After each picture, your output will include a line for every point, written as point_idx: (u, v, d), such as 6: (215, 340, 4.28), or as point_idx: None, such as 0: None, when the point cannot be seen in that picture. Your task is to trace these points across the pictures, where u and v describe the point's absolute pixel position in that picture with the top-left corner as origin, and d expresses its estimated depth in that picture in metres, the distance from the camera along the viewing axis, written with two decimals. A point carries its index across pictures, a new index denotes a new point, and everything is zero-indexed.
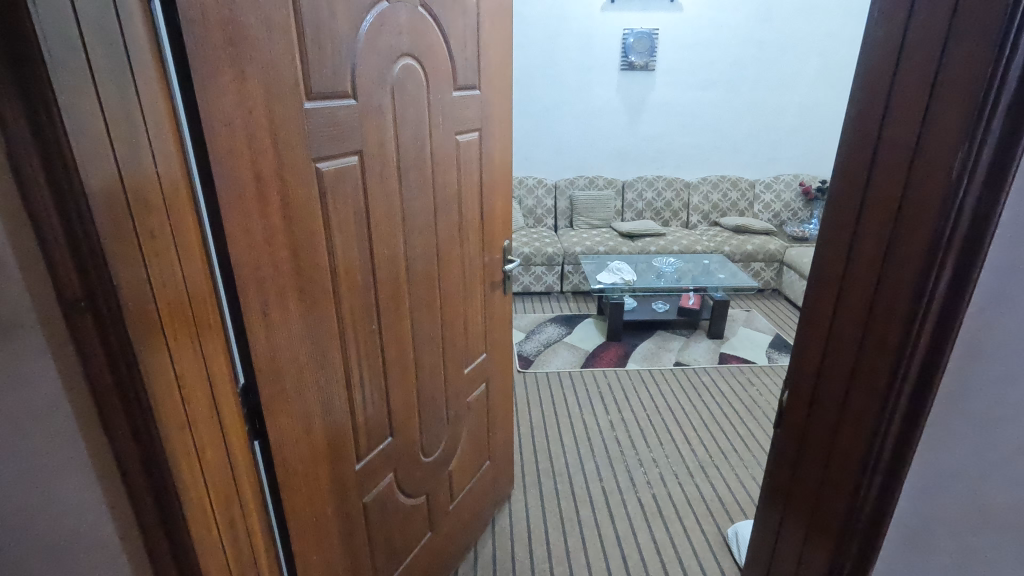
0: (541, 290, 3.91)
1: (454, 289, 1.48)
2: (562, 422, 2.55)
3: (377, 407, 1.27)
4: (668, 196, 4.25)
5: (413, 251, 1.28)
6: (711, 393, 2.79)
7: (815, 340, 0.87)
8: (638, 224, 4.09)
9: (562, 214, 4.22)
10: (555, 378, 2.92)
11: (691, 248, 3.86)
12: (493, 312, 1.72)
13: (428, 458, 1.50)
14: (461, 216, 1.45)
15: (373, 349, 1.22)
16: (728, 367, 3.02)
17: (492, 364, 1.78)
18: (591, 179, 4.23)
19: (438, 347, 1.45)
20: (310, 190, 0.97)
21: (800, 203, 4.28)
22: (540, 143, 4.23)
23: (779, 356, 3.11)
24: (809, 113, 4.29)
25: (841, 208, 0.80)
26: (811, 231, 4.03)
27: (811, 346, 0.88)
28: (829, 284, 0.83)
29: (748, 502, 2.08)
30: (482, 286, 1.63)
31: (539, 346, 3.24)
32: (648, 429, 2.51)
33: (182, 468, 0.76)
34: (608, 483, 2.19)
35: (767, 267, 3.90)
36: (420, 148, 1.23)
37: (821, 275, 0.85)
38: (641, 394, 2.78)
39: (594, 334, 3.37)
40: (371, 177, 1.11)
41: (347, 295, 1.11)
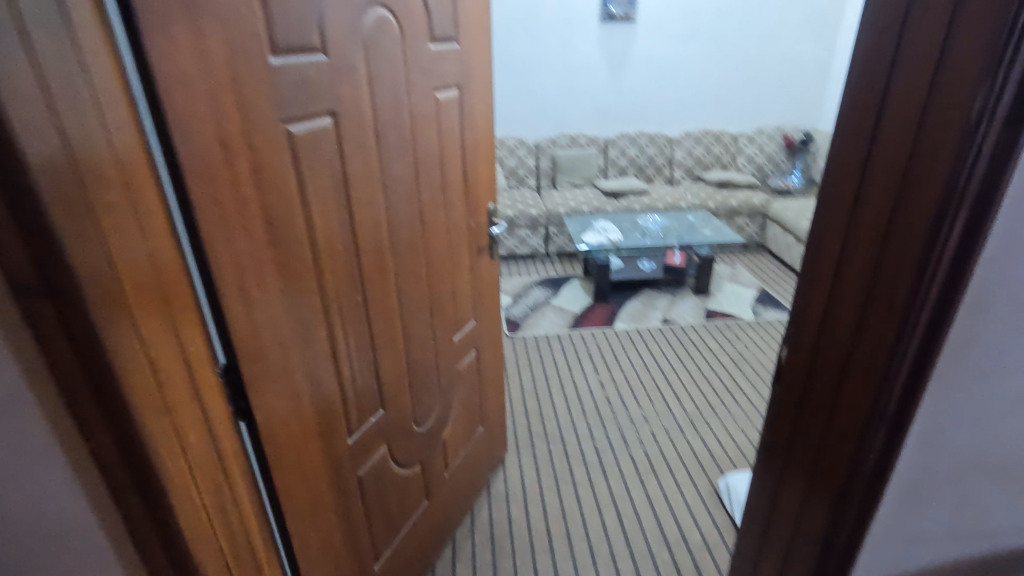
0: (526, 252, 3.87)
1: (440, 256, 1.43)
2: (553, 385, 2.55)
3: (367, 381, 1.23)
4: (651, 153, 4.18)
5: (395, 217, 1.22)
6: (699, 349, 2.81)
7: (817, 296, 0.85)
8: (621, 182, 4.03)
9: (544, 174, 4.13)
10: (544, 340, 2.91)
11: (675, 205, 3.83)
12: (481, 277, 1.68)
13: (421, 429, 1.48)
14: (445, 179, 1.39)
15: (359, 321, 1.17)
16: (715, 323, 3.04)
17: (481, 330, 1.74)
18: (573, 137, 4.14)
19: (426, 316, 1.41)
20: (282, 155, 0.90)
21: (783, 156, 4.25)
22: (520, 101, 4.10)
23: (765, 310, 3.14)
24: (793, 62, 4.21)
25: (845, 159, 0.76)
26: (794, 184, 4.01)
27: (813, 303, 0.85)
28: (831, 238, 0.80)
29: (738, 455, 2.13)
30: (468, 251, 1.58)
31: (526, 309, 3.22)
32: (638, 387, 2.53)
33: (164, 455, 0.72)
34: (600, 442, 2.21)
35: (751, 221, 3.89)
36: (399, 108, 1.16)
37: (823, 230, 0.82)
38: (630, 354, 2.79)
39: (581, 295, 3.35)
40: (347, 139, 1.04)
41: (329, 266, 1.06)
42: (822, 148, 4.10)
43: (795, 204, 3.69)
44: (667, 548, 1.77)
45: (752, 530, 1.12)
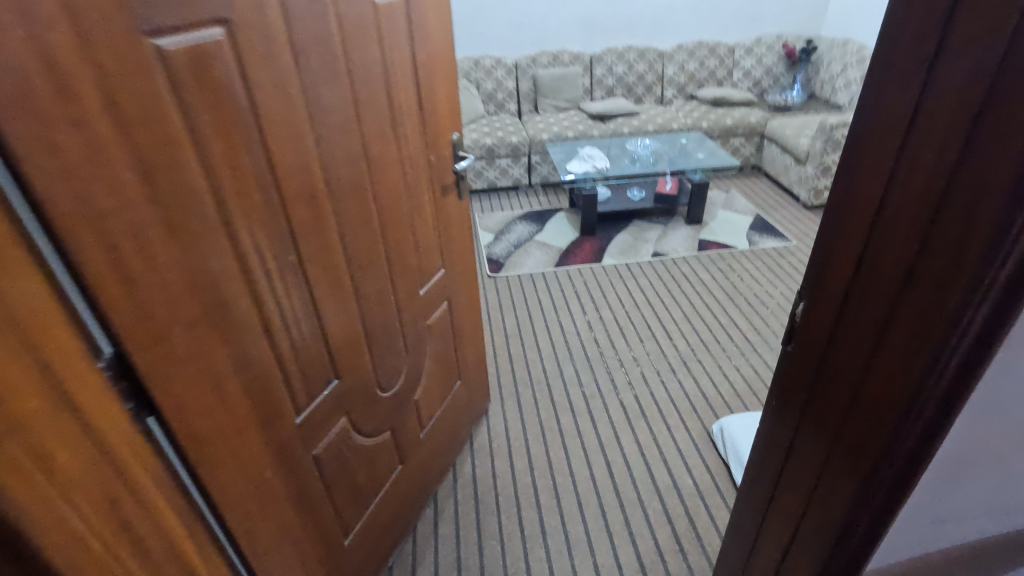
0: (508, 184, 3.63)
1: (394, 199, 1.22)
2: (538, 327, 2.41)
3: (313, 351, 1.06)
4: (640, 69, 3.85)
5: (329, 156, 1.01)
6: (691, 283, 2.66)
7: (846, 242, 0.66)
8: (608, 103, 3.73)
9: (525, 98, 3.82)
10: (528, 280, 2.74)
11: (667, 127, 3.55)
12: (448, 221, 1.48)
13: (387, 394, 1.34)
14: (393, 106, 1.16)
15: (296, 284, 0.99)
16: (708, 254, 2.87)
17: (452, 279, 1.56)
18: (554, 55, 3.78)
19: (383, 269, 1.23)
20: (152, 82, 0.68)
21: (783, 68, 3.92)
22: (495, 14, 3.70)
23: (760, 239, 2.96)
24: None
25: (894, 56, 0.54)
26: (794, 99, 3.73)
27: (840, 252, 0.67)
28: (869, 172, 0.60)
29: (732, 395, 2.04)
30: (430, 191, 1.37)
31: (509, 246, 3.03)
32: (629, 326, 2.39)
33: (11, 484, 0.56)
34: (588, 387, 2.09)
35: (747, 142, 3.64)
36: (320, 14, 0.91)
37: (855, 158, 0.62)
38: (619, 290, 2.63)
39: (567, 228, 3.15)
40: (249, 58, 0.81)
41: (244, 220, 0.86)
42: (825, 58, 3.78)
43: (794, 121, 3.42)
44: (659, 497, 1.70)
45: (752, 500, 1.00)
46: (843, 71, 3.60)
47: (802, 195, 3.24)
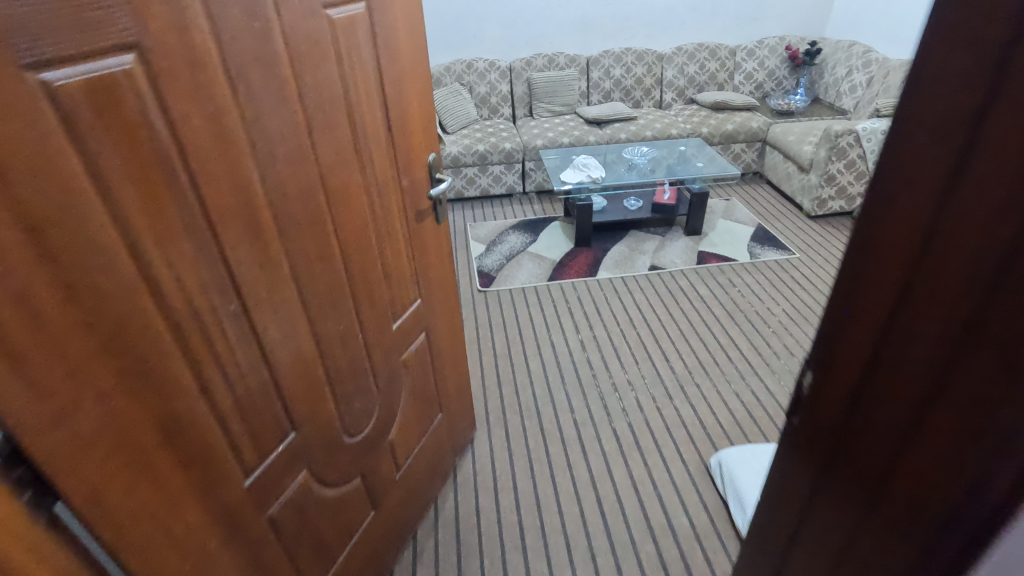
0: (502, 192, 3.51)
1: (359, 231, 1.11)
2: (528, 347, 2.30)
3: (263, 405, 0.96)
4: (638, 72, 3.73)
5: (278, 190, 0.90)
6: (689, 299, 2.55)
7: (859, 324, 0.54)
8: (605, 107, 3.61)
9: (519, 102, 3.70)
10: (519, 295, 2.63)
11: (665, 132, 3.44)
12: (425, 248, 1.37)
13: (355, 439, 1.24)
14: (355, 130, 1.05)
15: (239, 335, 0.88)
16: (707, 268, 2.75)
17: (430, 308, 1.45)
18: (550, 57, 3.66)
19: (347, 308, 1.12)
20: (39, 123, 0.57)
21: (786, 71, 3.80)
22: (488, 15, 3.57)
23: (762, 251, 2.85)
24: None
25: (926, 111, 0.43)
26: (797, 104, 3.60)
27: (852, 334, 0.55)
28: (891, 249, 0.49)
29: (732, 424, 1.93)
30: (402, 218, 1.26)
31: (501, 258, 2.92)
32: (623, 346, 2.28)
33: None
34: (579, 414, 1.99)
35: (749, 148, 3.52)
36: (259, 32, 0.80)
37: (873, 228, 0.50)
38: (614, 307, 2.52)
39: (561, 239, 3.04)
40: (170, 87, 0.69)
41: (169, 272, 0.75)
42: (829, 60, 3.65)
43: (797, 127, 3.30)
44: (652, 538, 1.59)
45: None
46: (848, 75, 3.47)
47: (805, 204, 3.13)
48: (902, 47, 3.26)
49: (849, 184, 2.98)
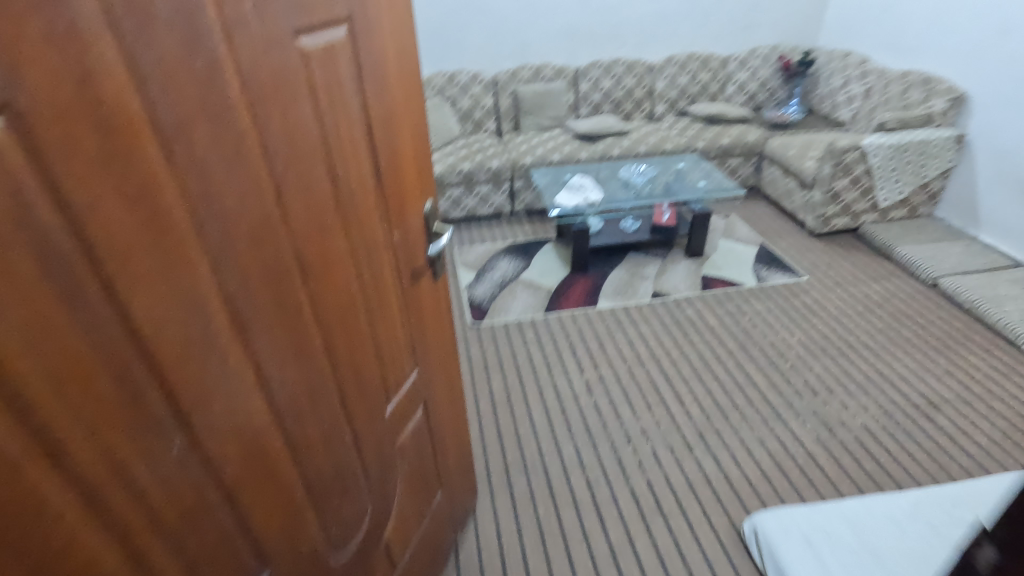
0: (489, 212, 3.31)
1: (344, 309, 0.89)
2: (529, 391, 2.09)
3: (222, 556, 0.73)
4: (628, 84, 3.56)
5: (238, 280, 0.67)
6: (698, 331, 2.37)
7: None
8: (596, 121, 3.44)
9: (505, 115, 3.50)
10: (515, 329, 2.43)
11: (660, 147, 3.28)
12: (422, 311, 1.15)
13: (344, 554, 1.01)
14: (338, 186, 0.83)
15: (189, 479, 0.65)
16: (714, 294, 2.59)
17: (429, 378, 1.23)
18: (537, 69, 3.47)
19: (331, 404, 0.90)
20: None
21: (778, 81, 3.69)
22: (470, 24, 3.37)
23: (769, 274, 2.69)
24: None
25: None
26: (793, 116, 3.49)
27: None
28: None
29: (762, 478, 1.74)
30: (396, 283, 1.04)
31: (493, 288, 2.72)
32: (632, 389, 2.09)
33: None
34: (592, 471, 1.78)
35: (745, 162, 3.38)
36: (204, 74, 0.58)
37: None
38: (619, 341, 2.33)
39: (556, 265, 2.84)
40: (68, 168, 0.47)
41: (77, 423, 0.52)
42: (823, 71, 3.55)
43: (796, 140, 3.19)
44: None
45: None
46: (845, 85, 3.37)
47: (808, 221, 3.00)
48: (899, 57, 3.16)
49: (854, 200, 2.86)
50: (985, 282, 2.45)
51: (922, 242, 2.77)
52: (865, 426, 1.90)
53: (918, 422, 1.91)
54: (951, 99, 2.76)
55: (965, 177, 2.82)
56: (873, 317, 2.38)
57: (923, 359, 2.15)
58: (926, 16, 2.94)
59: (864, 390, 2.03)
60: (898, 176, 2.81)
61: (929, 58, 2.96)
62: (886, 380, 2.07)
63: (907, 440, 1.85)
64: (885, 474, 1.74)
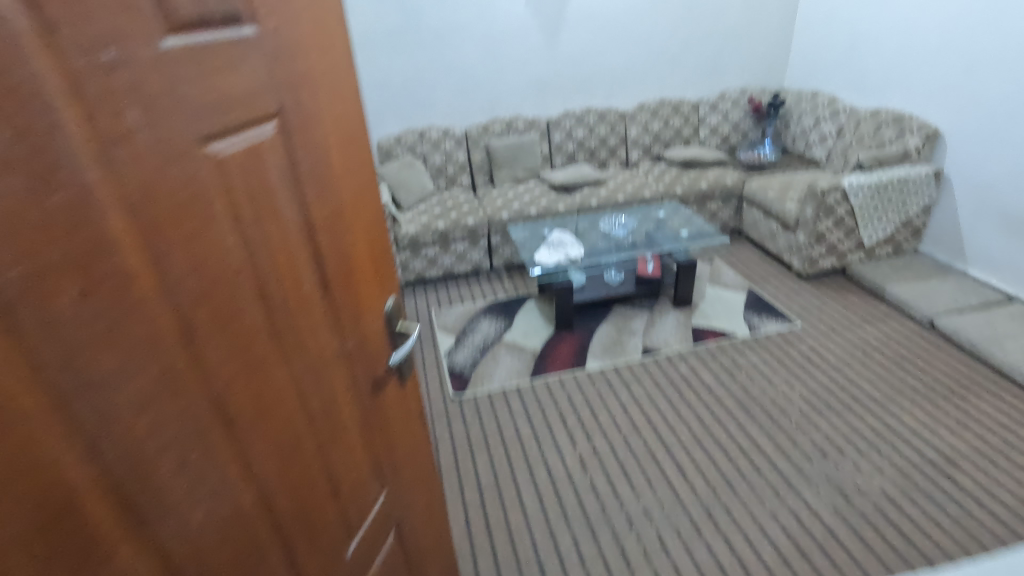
0: (467, 269, 3.19)
1: (287, 448, 0.74)
2: (518, 472, 1.92)
3: None
4: (601, 132, 3.53)
5: (125, 459, 0.52)
6: (694, 390, 2.23)
7: None
8: (572, 171, 3.38)
9: (479, 169, 3.43)
10: (500, 399, 2.27)
11: (638, 195, 3.22)
12: (389, 423, 1.00)
13: None
14: (272, 308, 0.69)
15: None
16: (706, 347, 2.47)
17: (401, 496, 1.07)
18: (508, 122, 3.43)
19: (270, 570, 0.73)
20: None
21: (750, 122, 3.70)
22: (439, 80, 3.33)
23: (761, 322, 2.59)
24: (753, 9, 3.59)
25: None
26: (768, 157, 3.47)
27: None
28: None
29: (779, 561, 1.58)
30: (356, 399, 0.89)
31: (474, 353, 2.57)
32: (630, 462, 1.93)
33: None
34: (593, 565, 1.60)
35: (725, 205, 3.34)
36: (67, 211, 0.45)
37: None
38: (611, 407, 2.18)
39: (540, 324, 2.71)
40: None
41: None
42: (794, 111, 3.56)
43: (774, 182, 3.15)
44: None
45: None
46: (817, 124, 3.37)
47: (794, 263, 2.93)
48: (867, 95, 3.18)
49: (839, 241, 2.81)
50: (983, 320, 2.37)
51: (912, 280, 2.70)
52: (883, 490, 1.76)
53: (938, 482, 1.77)
54: (925, 135, 2.75)
55: (947, 212, 2.78)
56: (874, 365, 2.28)
57: (933, 410, 2.03)
58: (891, 55, 2.97)
59: (875, 448, 1.90)
60: (880, 214, 2.77)
61: (897, 96, 2.97)
62: (898, 436, 1.94)
63: (930, 505, 1.70)
64: (912, 546, 1.59)
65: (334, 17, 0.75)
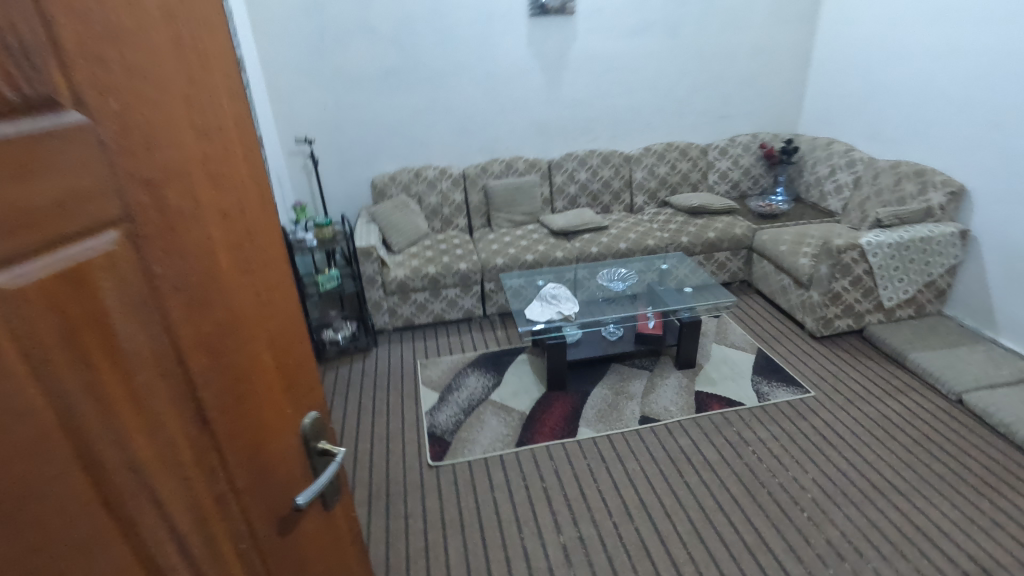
0: (459, 316, 3.03)
1: None
2: (493, 561, 1.72)
3: None
4: (605, 176, 3.39)
5: None
6: (695, 467, 2.02)
7: None
8: (573, 216, 3.23)
9: (475, 211, 3.30)
10: (480, 470, 2.07)
11: (642, 243, 3.05)
12: (305, 563, 0.81)
13: None
14: (106, 467, 0.52)
15: None
16: (709, 416, 2.27)
17: None
18: (508, 163, 3.30)
19: None
20: None
21: (761, 169, 3.54)
22: (436, 120, 3.22)
23: (771, 390, 2.38)
24: (766, 54, 3.47)
25: None
26: (781, 206, 3.30)
27: None
28: None
29: None
30: (252, 548, 0.71)
31: (457, 413, 2.38)
32: (620, 553, 1.71)
33: None
34: None
35: (734, 255, 3.16)
36: None
37: None
38: (603, 484, 1.97)
39: (531, 383, 2.53)
40: None
41: None
42: (808, 158, 3.40)
43: (787, 233, 2.97)
44: None
45: None
46: (832, 174, 3.20)
47: (807, 323, 2.73)
48: (885, 146, 3.01)
49: (856, 301, 2.61)
50: (1018, 399, 2.15)
51: (936, 347, 2.49)
52: None
53: None
54: (950, 192, 2.56)
55: (975, 274, 2.58)
56: (897, 448, 2.06)
57: (966, 509, 1.80)
58: (912, 105, 2.81)
59: (901, 554, 1.67)
60: (901, 275, 2.57)
61: (919, 149, 2.80)
62: (927, 540, 1.71)
63: None
64: None
65: (225, 90, 0.60)
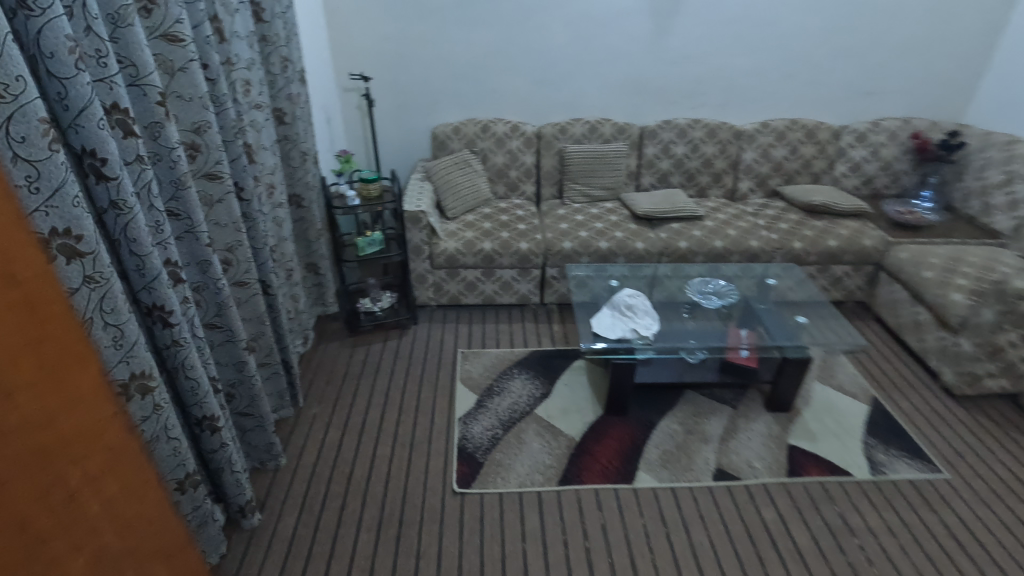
0: (512, 301, 2.63)
1: None
2: None
3: None
4: (708, 153, 2.81)
5: None
6: (780, 555, 1.59)
7: None
8: (661, 198, 2.70)
9: (546, 178, 2.83)
10: (513, 509, 1.72)
11: (743, 242, 2.50)
12: None
13: None
14: None
15: None
16: (805, 484, 1.81)
17: None
18: (593, 125, 2.78)
19: None
20: None
21: (907, 165, 2.85)
22: (516, 64, 2.71)
23: (889, 461, 1.88)
24: (944, 15, 2.69)
25: None
26: (926, 215, 2.64)
27: None
28: None
29: None
30: None
31: (495, 426, 2.02)
32: None
33: None
34: None
35: (856, 271, 2.57)
36: None
37: None
38: (660, 558, 1.58)
39: (586, 401, 2.13)
40: None
41: None
42: (974, 158, 2.68)
43: (935, 255, 2.34)
44: None
45: None
46: (1008, 183, 2.49)
47: (943, 374, 2.16)
48: None
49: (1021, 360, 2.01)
50: None
51: None
52: None
53: None
54: None
55: None
56: None
57: None
58: None
59: None
60: None
61: None
62: None
63: None
64: None
65: None
